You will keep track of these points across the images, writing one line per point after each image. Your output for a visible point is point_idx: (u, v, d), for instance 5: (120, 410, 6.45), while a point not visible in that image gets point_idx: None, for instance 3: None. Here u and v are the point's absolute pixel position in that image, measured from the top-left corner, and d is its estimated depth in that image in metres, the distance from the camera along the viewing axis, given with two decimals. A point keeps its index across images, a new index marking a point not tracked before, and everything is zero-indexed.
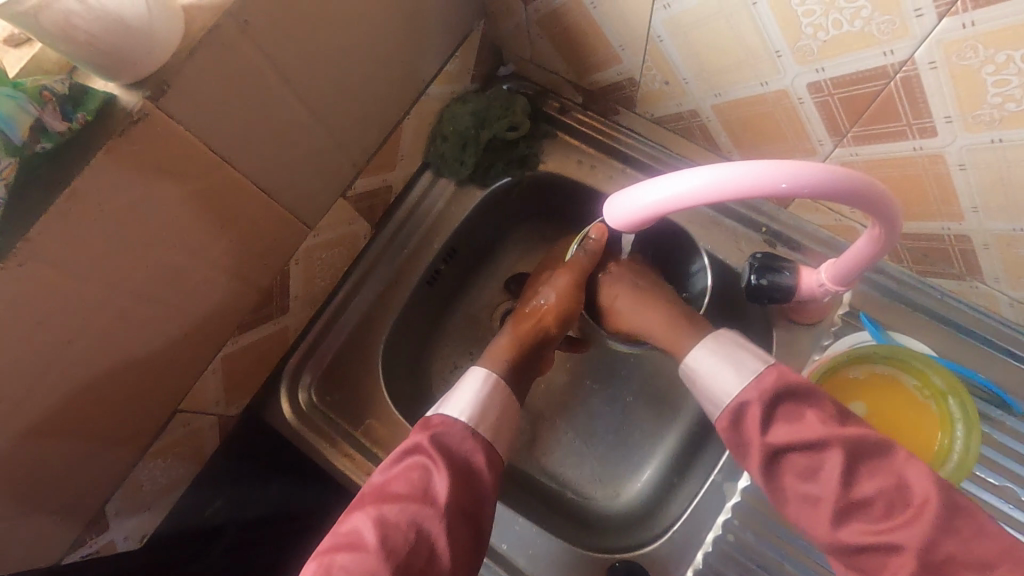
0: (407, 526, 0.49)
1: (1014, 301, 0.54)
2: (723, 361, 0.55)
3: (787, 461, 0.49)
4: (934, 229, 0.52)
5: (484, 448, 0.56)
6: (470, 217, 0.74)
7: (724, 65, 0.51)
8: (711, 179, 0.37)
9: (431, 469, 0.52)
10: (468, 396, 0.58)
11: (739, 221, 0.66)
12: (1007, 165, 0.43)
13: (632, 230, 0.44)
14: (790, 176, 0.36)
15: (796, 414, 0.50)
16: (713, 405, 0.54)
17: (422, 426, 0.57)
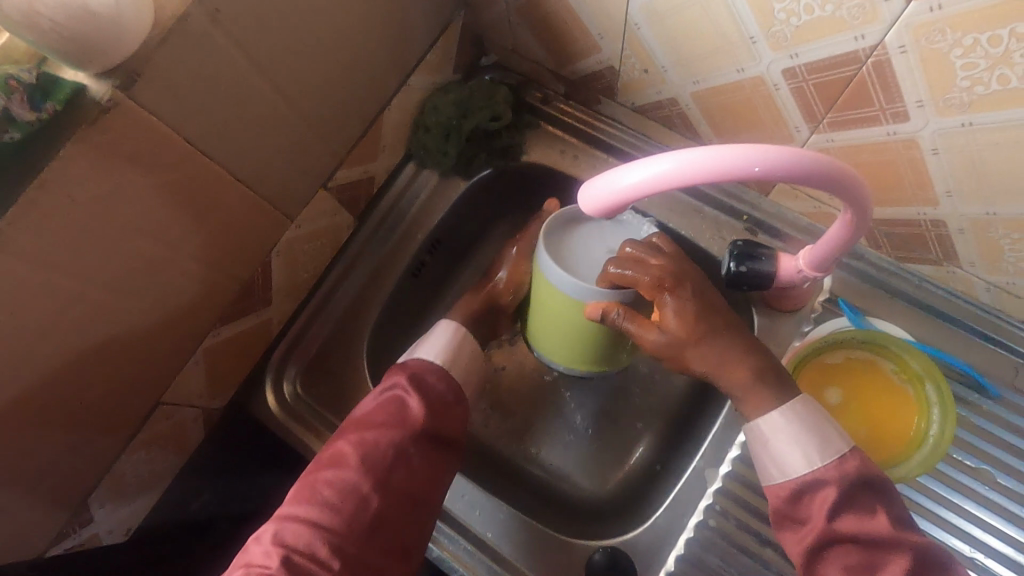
0: (385, 446, 0.52)
1: (990, 285, 0.54)
2: (793, 434, 0.50)
3: (841, 553, 0.46)
4: (909, 214, 0.52)
5: (456, 388, 0.60)
6: (453, 208, 0.74)
7: (700, 53, 0.51)
8: (682, 161, 0.37)
9: (407, 397, 0.56)
10: (440, 342, 0.61)
11: (720, 209, 0.66)
12: (979, 149, 0.43)
13: (607, 215, 0.44)
14: (763, 158, 0.36)
15: (861, 513, 0.47)
16: (770, 482, 0.50)
17: (397, 368, 0.59)
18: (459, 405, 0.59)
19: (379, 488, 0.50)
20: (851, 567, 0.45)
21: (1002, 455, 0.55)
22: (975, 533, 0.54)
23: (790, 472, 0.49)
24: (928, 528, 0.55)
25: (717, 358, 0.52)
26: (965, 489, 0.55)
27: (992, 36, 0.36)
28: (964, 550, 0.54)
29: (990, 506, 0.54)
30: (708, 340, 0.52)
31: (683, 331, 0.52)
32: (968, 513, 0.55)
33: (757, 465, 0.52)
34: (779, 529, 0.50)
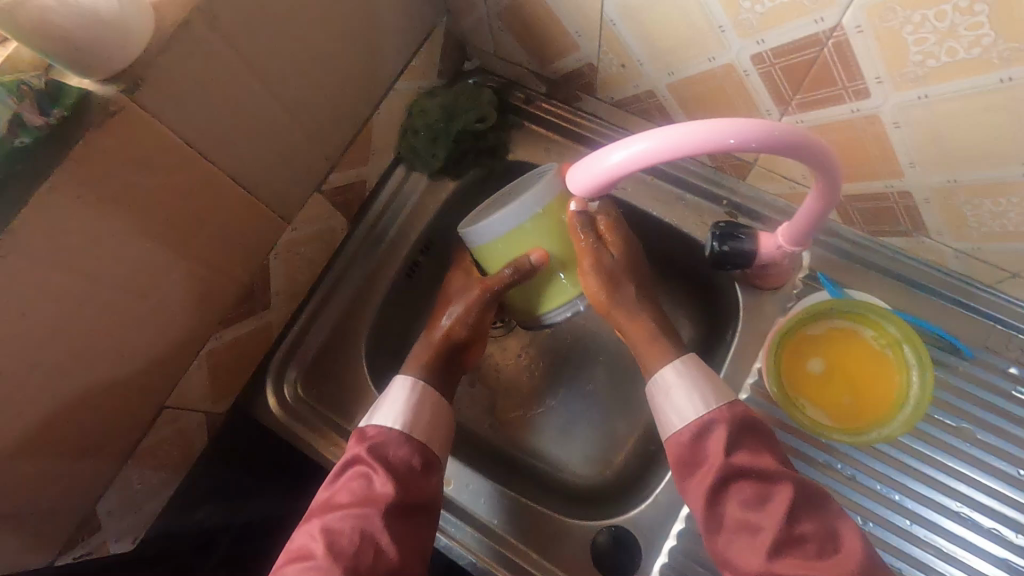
0: (352, 529, 0.52)
1: (957, 252, 0.57)
2: (690, 387, 0.57)
3: (735, 487, 0.51)
4: (878, 187, 0.55)
5: (421, 451, 0.59)
6: (443, 208, 0.76)
7: (673, 45, 0.55)
8: (662, 139, 0.40)
9: (369, 470, 0.56)
10: (398, 403, 0.61)
11: (700, 194, 0.69)
12: (936, 120, 0.46)
13: (593, 195, 0.46)
14: (738, 131, 0.39)
15: (753, 451, 0.53)
16: (670, 431, 0.57)
17: (358, 439, 0.59)
18: (427, 465, 0.59)
19: None
20: (747, 498, 0.50)
21: (981, 412, 0.58)
22: (959, 487, 0.57)
23: (685, 418, 0.56)
24: (915, 487, 0.57)
25: (634, 322, 0.63)
26: (948, 447, 0.58)
27: (937, 12, 0.39)
28: (951, 505, 0.56)
29: (972, 461, 0.57)
30: (614, 306, 0.63)
31: (608, 278, 0.61)
32: (951, 469, 0.57)
33: (659, 418, 0.58)
34: (683, 479, 0.55)
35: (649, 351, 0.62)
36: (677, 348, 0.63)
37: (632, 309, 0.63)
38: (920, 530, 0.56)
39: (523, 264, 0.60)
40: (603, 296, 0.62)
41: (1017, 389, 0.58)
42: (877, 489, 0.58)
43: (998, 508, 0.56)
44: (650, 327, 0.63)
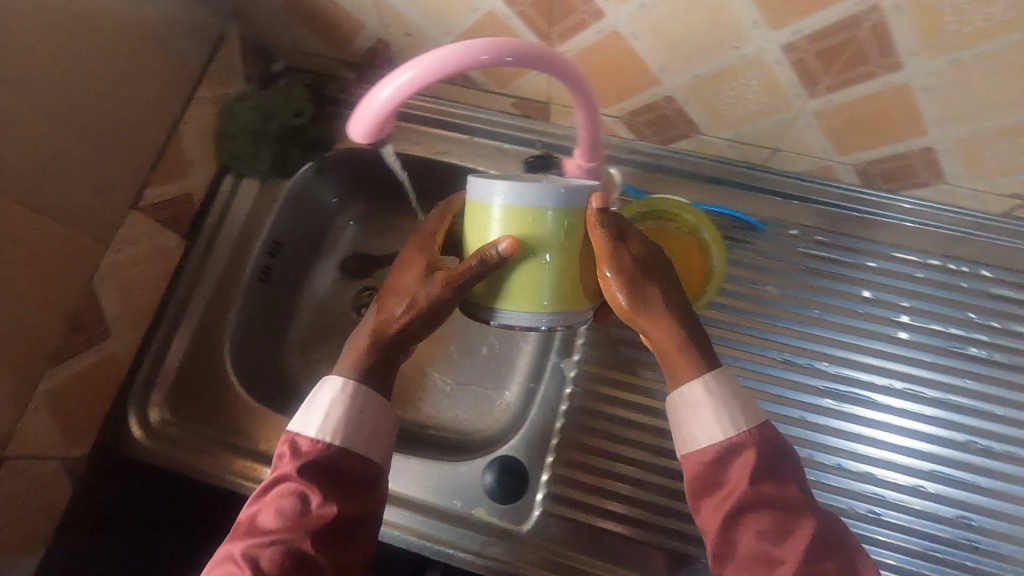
0: (279, 555, 0.45)
1: (729, 142, 0.66)
2: (717, 405, 0.51)
3: (754, 517, 0.47)
4: (648, 97, 0.64)
5: (359, 458, 0.51)
6: (283, 207, 0.77)
7: (440, 3, 0.59)
8: (427, 62, 0.45)
9: (298, 491, 0.48)
10: (334, 410, 0.51)
11: (516, 143, 0.75)
12: (659, 24, 0.54)
13: (378, 137, 0.49)
14: (487, 47, 0.46)
15: (777, 480, 0.49)
16: (691, 447, 0.51)
17: (290, 452, 0.50)
18: (365, 473, 0.51)
19: None
20: (766, 530, 0.47)
21: (772, 270, 0.69)
22: (773, 337, 0.68)
23: (713, 438, 0.50)
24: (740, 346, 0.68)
25: (664, 332, 0.53)
26: (757, 307, 0.69)
27: None
28: (767, 352, 0.67)
29: (777, 314, 0.68)
30: (643, 317, 0.53)
31: (627, 278, 0.52)
32: (762, 324, 0.68)
33: (680, 431, 0.52)
34: (697, 497, 0.51)
35: (676, 360, 0.53)
36: (706, 350, 0.55)
37: (663, 316, 0.54)
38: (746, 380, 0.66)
39: (488, 255, 0.49)
40: (626, 303, 0.53)
41: (799, 245, 0.70)
42: None
43: (806, 346, 0.67)
44: (683, 334, 0.54)
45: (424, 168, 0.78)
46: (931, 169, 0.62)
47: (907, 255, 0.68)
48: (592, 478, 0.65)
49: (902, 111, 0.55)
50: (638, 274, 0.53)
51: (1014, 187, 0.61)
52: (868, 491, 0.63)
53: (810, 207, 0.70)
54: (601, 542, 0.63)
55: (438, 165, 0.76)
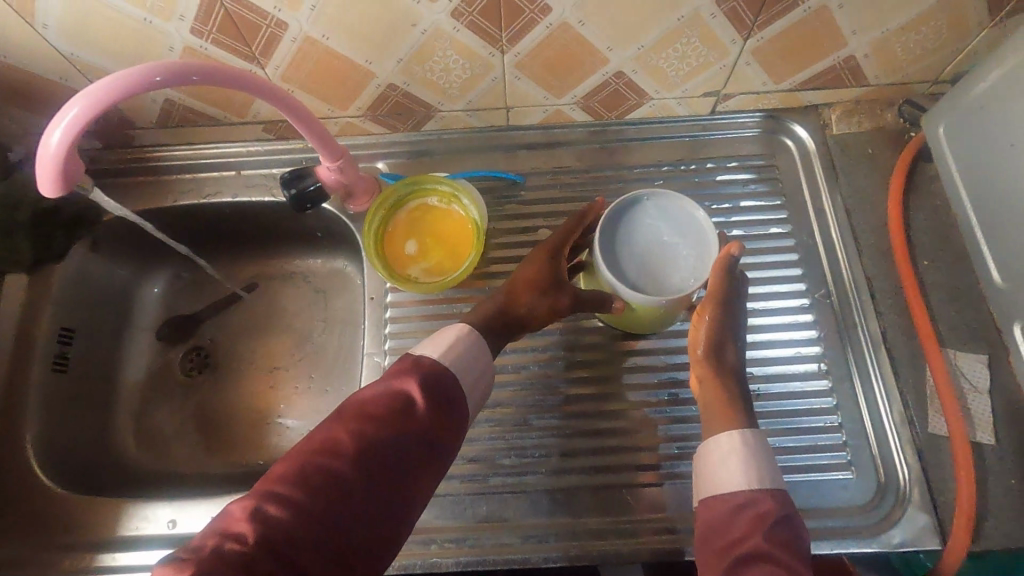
0: (326, 478, 0.46)
1: (465, 111, 0.73)
2: (750, 455, 0.53)
3: (753, 568, 0.45)
4: (373, 89, 0.68)
5: (459, 395, 0.54)
6: (62, 291, 0.75)
7: (135, 51, 0.60)
8: (100, 89, 0.47)
9: (426, 394, 0.52)
10: (452, 343, 0.56)
11: (283, 165, 0.77)
12: (339, 21, 0.58)
13: (69, 179, 0.49)
14: (160, 70, 0.49)
15: (786, 541, 0.47)
16: (714, 494, 0.53)
17: (416, 362, 0.54)
18: (461, 409, 0.54)
19: (319, 522, 0.44)
20: None
21: (542, 214, 0.76)
22: None
23: (732, 486, 0.52)
24: None
25: (711, 379, 0.60)
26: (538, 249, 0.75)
27: None
28: None
29: None
30: (705, 359, 0.61)
31: (716, 342, 0.61)
32: None
33: (706, 479, 0.54)
34: (704, 549, 0.50)
35: (719, 409, 0.58)
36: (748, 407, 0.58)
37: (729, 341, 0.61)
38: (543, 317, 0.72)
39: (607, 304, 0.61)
40: (702, 351, 0.61)
41: (561, 185, 0.77)
42: None
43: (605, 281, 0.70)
44: (735, 397, 0.58)
45: (206, 216, 0.79)
46: (634, 89, 0.70)
47: (646, 168, 0.76)
48: None
49: (577, 46, 0.62)
50: (720, 336, 0.61)
51: (702, 87, 0.70)
52: (671, 377, 0.69)
53: (560, 151, 0.78)
54: (449, 507, 0.65)
55: (216, 207, 0.77)
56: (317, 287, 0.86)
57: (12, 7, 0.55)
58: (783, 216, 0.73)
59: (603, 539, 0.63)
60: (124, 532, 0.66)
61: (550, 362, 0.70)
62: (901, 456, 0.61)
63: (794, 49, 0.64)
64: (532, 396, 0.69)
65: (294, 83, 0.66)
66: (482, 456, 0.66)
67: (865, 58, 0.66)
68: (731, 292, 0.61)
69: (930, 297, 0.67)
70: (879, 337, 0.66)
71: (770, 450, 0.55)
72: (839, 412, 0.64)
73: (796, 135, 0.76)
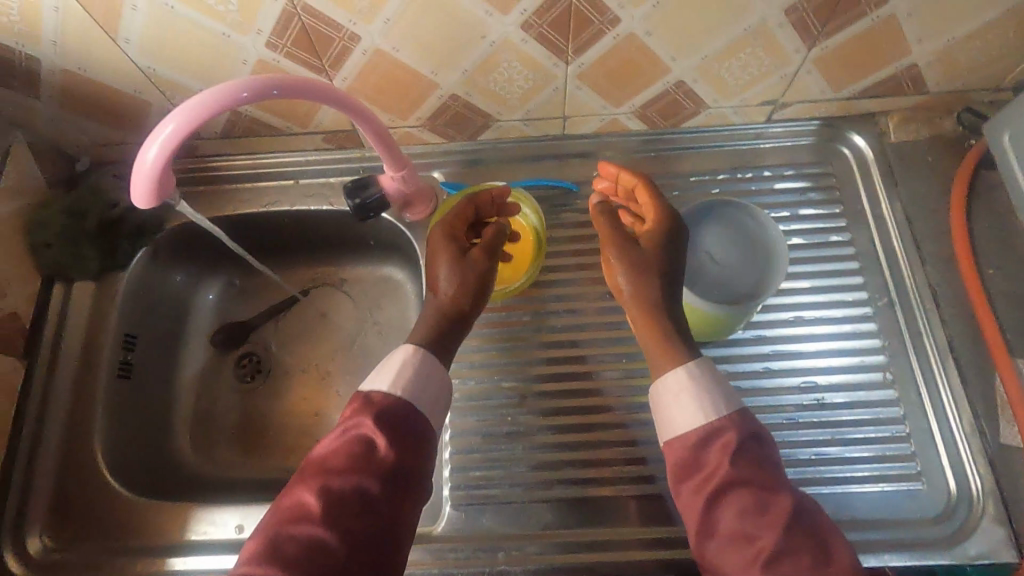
0: (304, 537, 0.48)
1: (522, 121, 0.74)
2: (698, 390, 0.55)
3: (733, 497, 0.49)
4: (436, 100, 0.69)
5: (417, 416, 0.56)
6: (127, 299, 0.76)
7: (210, 64, 0.62)
8: (193, 105, 0.48)
9: (379, 428, 0.53)
10: (397, 374, 0.57)
11: (341, 174, 0.78)
12: (410, 33, 0.59)
13: (162, 193, 0.51)
14: (247, 86, 0.50)
15: (750, 458, 0.51)
16: (674, 434, 0.55)
17: (364, 407, 0.55)
18: (422, 430, 0.56)
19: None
20: (744, 507, 0.49)
21: None
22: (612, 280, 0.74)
23: (691, 427, 0.54)
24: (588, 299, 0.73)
25: (642, 313, 0.59)
26: (595, 256, 0.75)
27: None
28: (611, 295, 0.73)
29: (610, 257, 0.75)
30: (628, 292, 0.60)
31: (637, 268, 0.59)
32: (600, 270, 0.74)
33: (661, 418, 0.56)
34: (680, 481, 0.53)
35: (657, 348, 0.58)
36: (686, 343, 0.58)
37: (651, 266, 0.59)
38: (601, 325, 0.72)
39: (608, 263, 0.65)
40: (628, 288, 0.60)
41: None
42: (565, 313, 0.73)
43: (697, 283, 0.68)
44: (670, 327, 0.58)
45: (264, 224, 0.80)
46: (692, 98, 0.70)
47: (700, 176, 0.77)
48: (490, 459, 0.67)
49: (641, 56, 0.63)
50: (642, 267, 0.59)
51: (761, 96, 0.70)
52: None
53: (614, 159, 0.78)
54: (512, 514, 0.65)
55: (275, 216, 0.79)
56: (368, 294, 0.87)
57: (97, 22, 0.57)
58: (842, 224, 0.73)
59: (670, 548, 0.63)
60: (191, 536, 0.67)
61: (610, 369, 0.70)
62: (973, 467, 0.60)
63: (857, 57, 0.64)
64: (592, 403, 0.69)
65: (359, 94, 0.67)
66: (544, 463, 0.67)
67: (928, 66, 0.66)
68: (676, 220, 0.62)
69: (997, 305, 0.66)
70: (946, 346, 0.65)
71: (720, 376, 0.56)
72: (907, 422, 0.63)
73: (853, 143, 0.75)
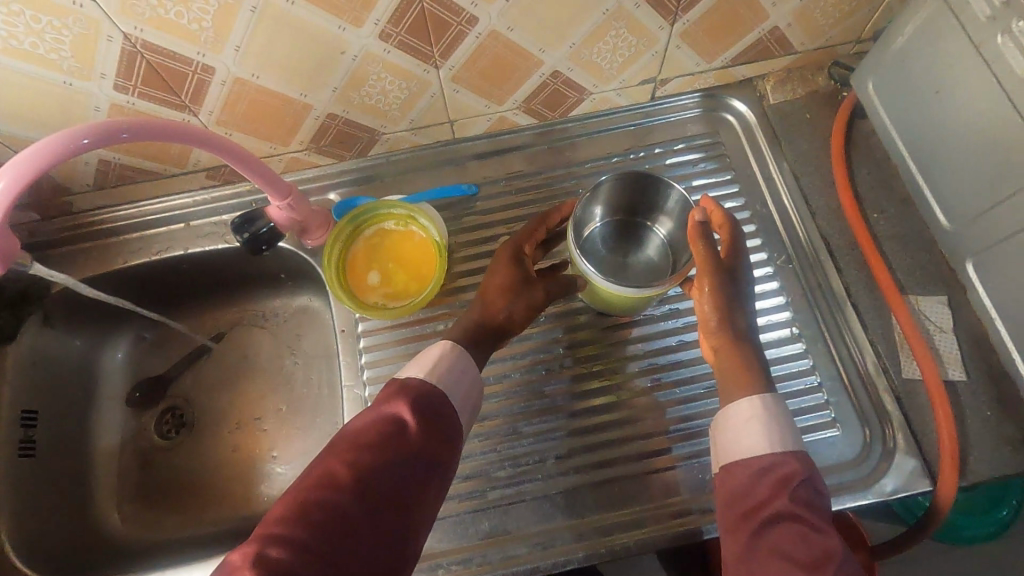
0: (329, 505, 0.43)
1: (408, 131, 0.73)
2: (768, 418, 0.52)
3: (779, 531, 0.44)
4: (313, 121, 0.67)
5: (448, 409, 0.52)
6: (19, 372, 0.72)
7: (60, 116, 0.59)
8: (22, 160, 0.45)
9: (417, 412, 0.50)
10: (439, 357, 0.55)
11: (233, 210, 0.76)
12: (265, 59, 0.58)
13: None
14: (89, 132, 0.47)
15: (807, 499, 0.46)
16: (736, 457, 0.51)
17: (402, 387, 0.52)
18: (454, 423, 0.52)
19: (329, 548, 0.42)
20: (788, 541, 0.43)
21: (502, 221, 0.76)
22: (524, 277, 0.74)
23: (753, 451, 0.51)
24: None
25: (728, 349, 0.57)
26: None
27: None
28: None
29: None
30: (720, 329, 0.58)
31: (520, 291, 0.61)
32: None
33: (726, 443, 0.53)
34: (726, 514, 0.49)
35: (732, 376, 0.56)
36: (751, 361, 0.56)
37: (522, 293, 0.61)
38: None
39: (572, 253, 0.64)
40: (715, 322, 0.58)
41: (515, 190, 0.77)
42: None
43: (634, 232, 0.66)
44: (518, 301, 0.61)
45: (161, 272, 0.77)
46: (572, 86, 0.71)
47: (597, 162, 0.77)
48: None
49: (509, 52, 0.62)
50: (728, 303, 0.58)
51: (638, 75, 0.71)
52: (651, 363, 0.69)
53: (510, 156, 0.78)
54: (450, 529, 0.64)
55: (170, 262, 0.76)
56: (287, 327, 0.85)
57: None
58: (735, 189, 0.74)
59: (611, 535, 0.62)
60: None
61: (531, 367, 0.70)
62: (881, 407, 0.63)
63: (720, 27, 0.65)
64: (519, 403, 0.69)
65: (230, 125, 0.64)
66: (476, 472, 0.66)
67: (789, 27, 0.68)
68: (727, 269, 0.59)
69: (885, 248, 0.69)
70: (844, 293, 0.67)
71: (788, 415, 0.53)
72: (818, 371, 0.65)
73: (735, 110, 0.77)
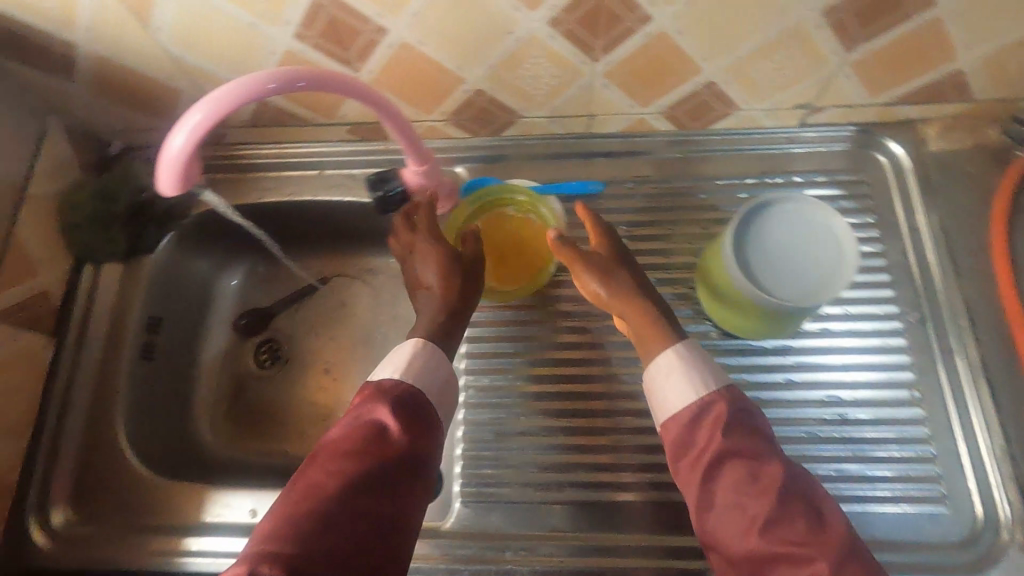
0: (323, 515, 0.45)
1: (546, 118, 0.73)
2: (690, 368, 0.57)
3: (728, 469, 0.51)
4: (461, 94, 0.68)
5: (427, 407, 0.56)
6: (153, 281, 0.78)
7: (238, 54, 0.63)
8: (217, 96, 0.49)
9: (398, 417, 0.53)
10: (406, 360, 0.58)
11: (364, 166, 0.79)
12: (436, 28, 0.59)
13: (185, 186, 0.52)
14: (275, 77, 0.50)
15: (746, 434, 0.52)
16: (670, 413, 0.56)
17: (374, 395, 0.55)
18: (434, 423, 0.56)
19: (330, 555, 0.44)
20: (739, 479, 0.50)
21: (621, 222, 0.75)
22: None
23: (681, 401, 0.56)
24: None
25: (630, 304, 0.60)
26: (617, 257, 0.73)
27: None
28: None
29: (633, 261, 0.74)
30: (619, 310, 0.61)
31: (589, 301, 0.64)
32: None
33: (658, 404, 0.58)
34: (677, 460, 0.55)
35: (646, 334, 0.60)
36: (674, 331, 0.60)
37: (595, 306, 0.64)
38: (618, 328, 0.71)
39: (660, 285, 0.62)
40: (602, 293, 0.61)
41: (640, 194, 0.76)
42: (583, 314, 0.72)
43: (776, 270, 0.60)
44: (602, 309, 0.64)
45: (287, 213, 0.81)
46: (722, 99, 0.68)
47: (729, 180, 0.75)
48: (504, 458, 0.67)
49: (671, 55, 0.61)
50: (604, 271, 0.61)
51: (793, 100, 0.68)
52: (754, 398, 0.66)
53: (640, 159, 0.77)
54: (520, 514, 0.65)
55: (299, 205, 0.80)
56: (388, 287, 0.88)
57: (130, 9, 0.58)
58: (874, 234, 0.70)
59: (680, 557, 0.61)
60: (206, 518, 0.68)
61: (622, 374, 0.70)
62: (1001, 492, 0.59)
63: (898, 62, 0.62)
64: (608, 406, 0.68)
65: (385, 86, 0.67)
66: (554, 464, 0.66)
67: (974, 73, 0.63)
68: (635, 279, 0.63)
69: None
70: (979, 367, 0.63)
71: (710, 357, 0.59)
72: (933, 442, 0.61)
73: (890, 151, 0.73)
